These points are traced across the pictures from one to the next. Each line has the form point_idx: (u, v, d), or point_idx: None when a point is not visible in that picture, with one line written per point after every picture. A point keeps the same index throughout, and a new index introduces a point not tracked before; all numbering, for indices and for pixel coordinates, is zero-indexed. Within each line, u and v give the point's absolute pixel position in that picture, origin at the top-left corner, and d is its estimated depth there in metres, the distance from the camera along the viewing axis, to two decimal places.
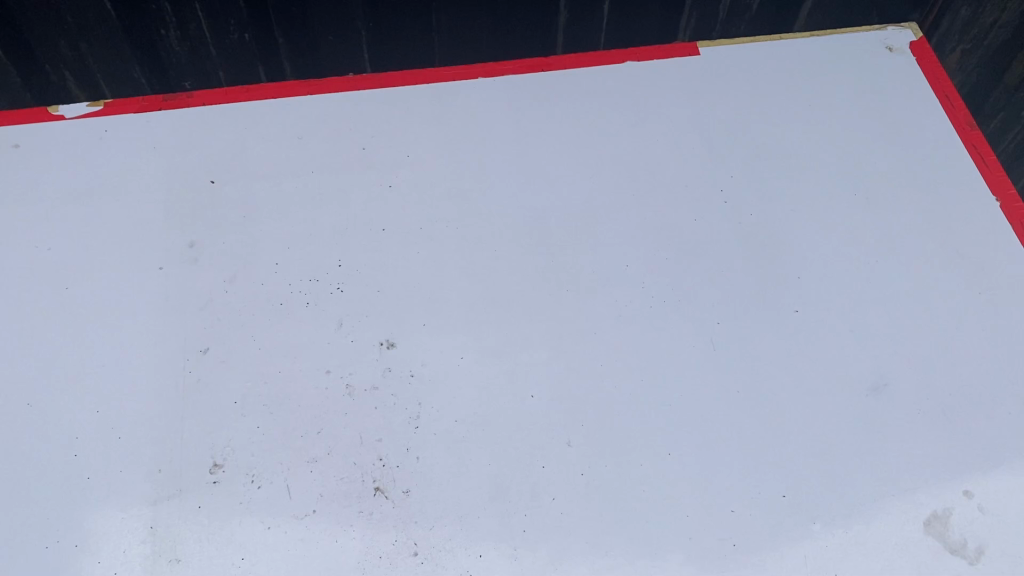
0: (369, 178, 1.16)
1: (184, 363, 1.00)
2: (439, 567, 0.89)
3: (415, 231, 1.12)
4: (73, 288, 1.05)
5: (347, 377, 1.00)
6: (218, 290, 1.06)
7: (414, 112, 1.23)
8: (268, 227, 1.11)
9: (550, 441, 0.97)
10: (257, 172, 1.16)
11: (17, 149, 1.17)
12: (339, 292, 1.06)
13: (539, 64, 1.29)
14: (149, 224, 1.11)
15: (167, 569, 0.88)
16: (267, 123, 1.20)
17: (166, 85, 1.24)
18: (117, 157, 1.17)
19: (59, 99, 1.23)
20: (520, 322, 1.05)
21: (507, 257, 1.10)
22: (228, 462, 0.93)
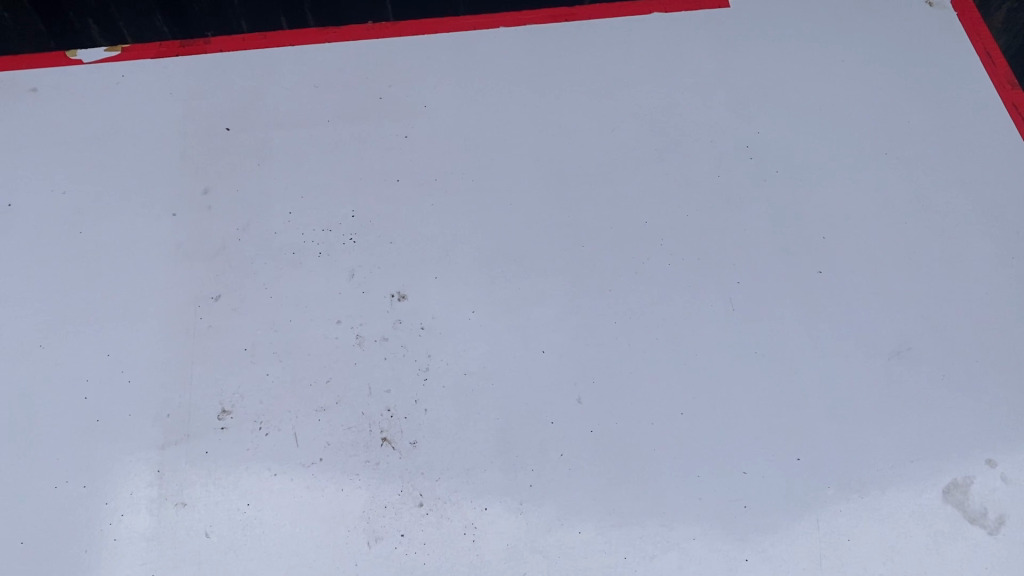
0: (385, 128, 1.14)
1: (195, 310, 1.00)
2: (443, 519, 0.88)
3: (430, 183, 1.10)
4: (87, 231, 1.05)
5: (358, 327, 0.99)
6: (231, 237, 1.05)
7: (433, 61, 1.20)
8: (282, 175, 1.10)
9: (561, 397, 0.95)
10: (273, 120, 1.15)
11: (35, 93, 1.17)
12: (352, 243, 1.05)
13: (562, 14, 1.25)
14: (164, 170, 1.10)
15: (173, 512, 0.88)
16: (284, 71, 1.19)
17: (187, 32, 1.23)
18: (133, 103, 1.16)
19: (83, 44, 1.23)
20: (534, 276, 1.03)
21: (523, 210, 1.08)
22: (237, 408, 0.93)
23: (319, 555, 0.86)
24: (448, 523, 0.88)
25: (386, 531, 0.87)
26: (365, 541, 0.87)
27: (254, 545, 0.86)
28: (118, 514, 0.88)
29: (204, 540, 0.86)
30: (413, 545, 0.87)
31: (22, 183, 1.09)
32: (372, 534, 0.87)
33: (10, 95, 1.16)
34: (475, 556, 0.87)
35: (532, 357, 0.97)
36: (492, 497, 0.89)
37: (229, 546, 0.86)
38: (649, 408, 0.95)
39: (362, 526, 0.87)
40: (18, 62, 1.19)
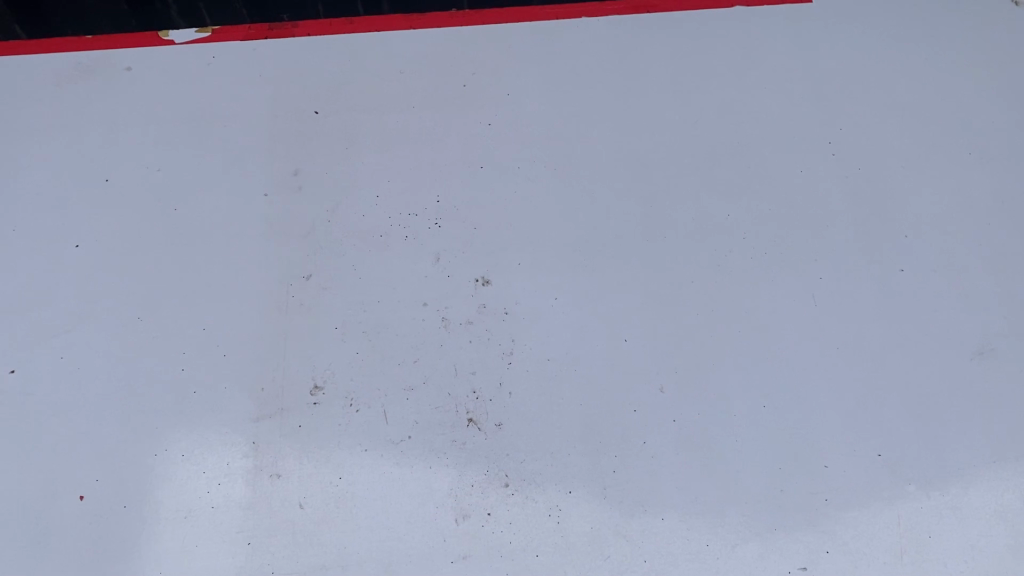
0: (469, 115, 1.16)
1: (287, 288, 1.02)
2: (529, 500, 0.90)
3: (514, 170, 1.12)
4: (182, 209, 1.08)
5: (443, 309, 1.01)
6: (320, 218, 1.07)
7: (517, 50, 1.21)
8: (369, 159, 1.12)
9: (644, 386, 0.96)
10: (360, 104, 1.17)
11: (129, 73, 1.19)
12: (437, 227, 1.07)
13: (645, 4, 1.25)
14: (255, 150, 1.13)
15: (268, 483, 0.90)
16: (370, 56, 1.21)
17: (266, 15, 1.24)
18: (224, 84, 1.18)
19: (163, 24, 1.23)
20: (617, 265, 1.04)
21: (605, 200, 1.09)
22: (328, 385, 0.96)
23: (408, 530, 0.88)
24: (533, 504, 0.90)
25: (473, 510, 0.90)
26: (453, 519, 0.89)
27: (346, 518, 0.89)
28: (216, 483, 0.91)
29: (298, 512, 0.89)
30: (499, 524, 0.89)
31: (118, 159, 1.12)
32: (459, 512, 0.89)
33: (104, 73, 1.19)
34: (560, 538, 0.89)
35: (615, 345, 0.99)
36: (576, 481, 0.91)
37: (322, 518, 0.89)
38: (731, 399, 0.96)
39: (450, 503, 0.90)
40: (111, 41, 1.22)
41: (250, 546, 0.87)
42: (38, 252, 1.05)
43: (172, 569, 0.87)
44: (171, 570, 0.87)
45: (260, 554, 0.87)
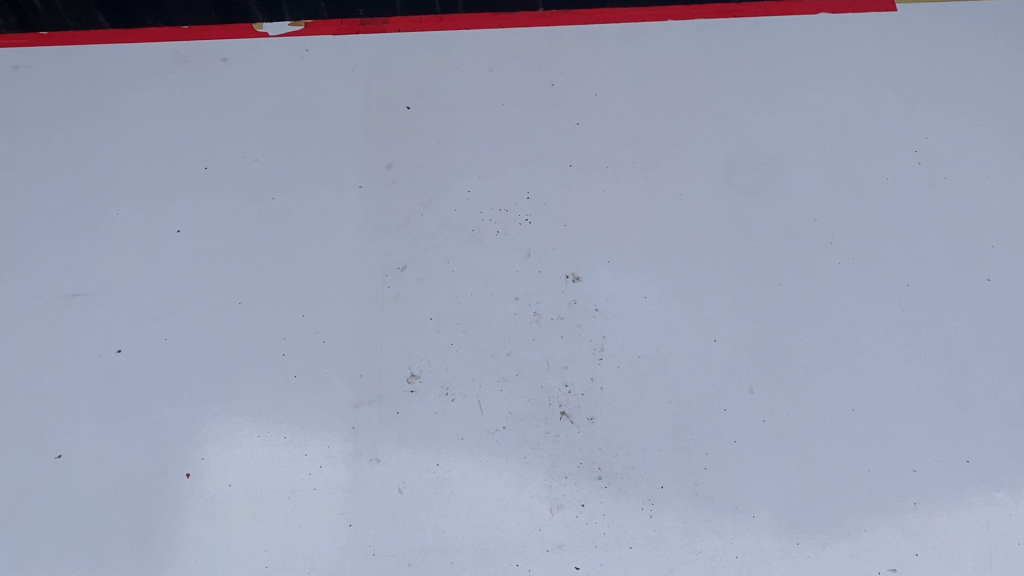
0: (557, 114, 1.18)
1: (383, 278, 1.05)
2: (622, 493, 0.92)
3: (602, 169, 1.13)
4: (279, 199, 1.11)
5: (535, 304, 1.03)
6: (414, 212, 1.10)
7: (604, 50, 1.23)
8: (460, 155, 1.15)
9: (734, 386, 0.98)
10: (450, 101, 1.19)
11: (226, 63, 1.22)
12: (528, 224, 1.09)
13: (730, 9, 1.27)
14: (349, 143, 1.15)
15: (368, 467, 0.93)
16: (459, 54, 1.23)
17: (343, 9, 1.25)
18: (318, 77, 1.21)
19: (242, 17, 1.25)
20: (706, 265, 1.06)
21: (693, 201, 1.11)
22: (424, 373, 0.98)
23: (505, 518, 0.91)
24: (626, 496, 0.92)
25: (567, 500, 0.92)
26: (548, 508, 0.91)
27: (444, 504, 0.91)
28: (317, 466, 0.93)
29: (398, 496, 0.91)
30: (593, 516, 0.91)
31: (215, 148, 1.15)
32: (554, 503, 0.92)
33: (201, 63, 1.22)
34: (652, 531, 0.90)
35: (704, 343, 1.00)
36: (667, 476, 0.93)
37: (422, 503, 0.91)
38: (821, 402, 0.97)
39: (545, 494, 0.92)
40: (207, 32, 1.25)
41: (351, 528, 0.90)
42: (141, 236, 1.08)
43: (275, 547, 0.89)
44: (274, 548, 0.89)
45: (362, 536, 0.90)
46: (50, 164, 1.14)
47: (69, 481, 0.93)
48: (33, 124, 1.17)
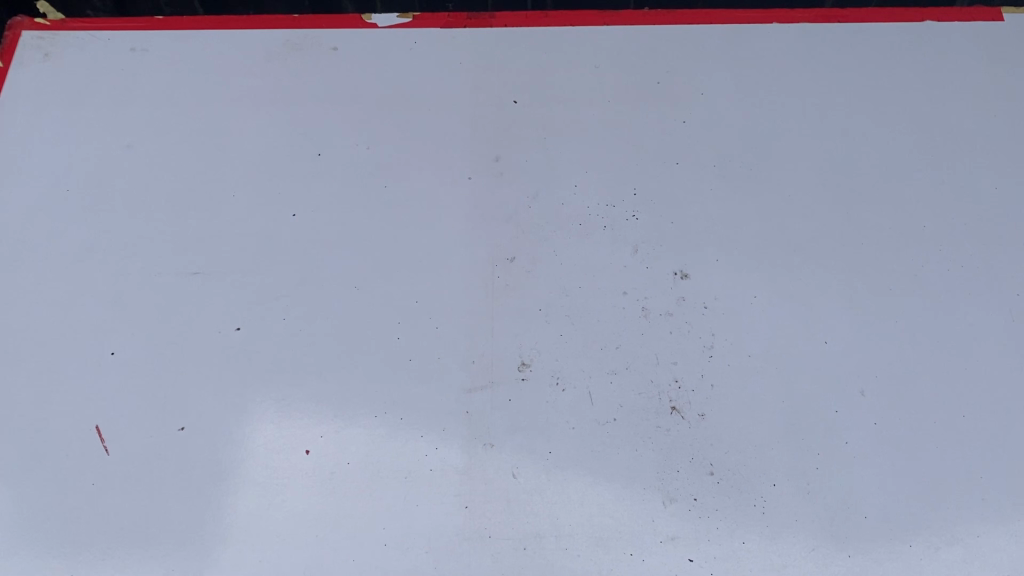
0: (664, 112, 1.19)
1: (493, 268, 1.06)
2: (734, 489, 0.93)
3: (709, 168, 1.14)
4: (390, 186, 1.13)
5: (643, 299, 1.04)
6: (522, 204, 1.11)
7: (709, 51, 1.24)
8: (567, 149, 1.16)
9: (844, 388, 0.99)
10: (557, 96, 1.21)
11: (336, 52, 1.25)
12: (635, 220, 1.10)
13: (834, 14, 1.27)
14: (458, 135, 1.17)
15: (483, 452, 0.95)
16: (565, 51, 1.24)
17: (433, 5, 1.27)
18: (426, 70, 1.23)
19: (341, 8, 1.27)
20: (816, 268, 1.06)
21: (802, 203, 1.11)
22: (535, 362, 1.00)
23: (620, 508, 0.92)
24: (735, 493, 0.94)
25: (679, 494, 0.93)
26: (661, 501, 0.93)
27: (559, 490, 0.93)
28: (433, 448, 0.95)
29: (513, 482, 0.93)
30: (706, 510, 0.93)
31: (327, 135, 1.18)
32: (666, 496, 0.93)
33: (311, 52, 1.25)
34: (765, 527, 0.92)
35: (812, 345, 1.01)
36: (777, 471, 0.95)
37: (536, 490, 0.93)
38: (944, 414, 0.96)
39: (657, 487, 0.93)
40: (317, 22, 1.28)
41: (467, 510, 0.92)
42: (257, 219, 1.11)
43: (393, 526, 0.91)
44: (392, 526, 0.91)
45: (478, 518, 0.92)
46: (168, 147, 1.18)
47: (191, 453, 0.95)
48: (152, 109, 1.21)
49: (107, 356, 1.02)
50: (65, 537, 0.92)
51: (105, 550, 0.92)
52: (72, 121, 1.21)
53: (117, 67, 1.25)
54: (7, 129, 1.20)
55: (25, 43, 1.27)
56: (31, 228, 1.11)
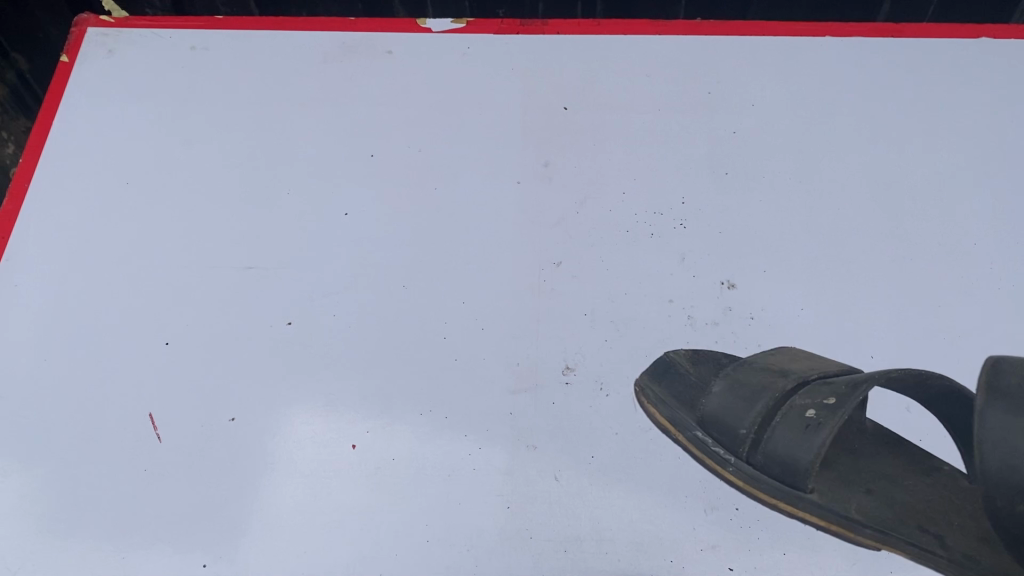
0: (714, 122, 1.20)
1: (540, 272, 1.07)
2: None
3: (758, 178, 1.15)
4: (441, 187, 1.15)
5: (689, 308, 1.04)
6: (569, 209, 1.12)
7: (762, 62, 1.26)
8: (616, 156, 1.17)
9: (891, 403, 0.98)
10: (608, 103, 1.22)
11: (391, 55, 1.29)
12: (682, 228, 1.10)
13: (889, 29, 1.29)
14: (508, 138, 1.19)
15: (526, 453, 0.95)
16: (616, 57, 1.27)
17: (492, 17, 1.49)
18: (478, 74, 1.25)
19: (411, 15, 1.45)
20: (864, 282, 1.06)
21: (851, 217, 1.11)
22: (579, 367, 1.00)
23: (661, 514, 0.92)
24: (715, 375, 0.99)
25: (721, 503, 0.93)
26: (703, 509, 0.92)
27: (600, 494, 0.94)
28: (477, 447, 0.96)
29: (553, 483, 0.94)
30: (747, 520, 0.92)
31: (380, 136, 1.20)
32: (708, 504, 0.93)
33: (368, 56, 1.28)
34: (807, 540, 0.91)
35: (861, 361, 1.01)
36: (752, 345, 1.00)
37: (577, 492, 0.94)
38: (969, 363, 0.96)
39: (700, 495, 0.93)
40: (373, 26, 1.32)
41: (509, 509, 0.93)
42: (310, 216, 1.13)
43: (435, 522, 0.92)
44: (435, 523, 0.92)
45: (519, 518, 0.92)
46: (225, 144, 1.21)
47: (239, 443, 0.97)
48: (210, 106, 1.24)
49: (162, 345, 1.04)
50: (117, 521, 0.94)
51: (155, 536, 0.93)
52: (134, 117, 1.24)
53: (179, 66, 1.29)
54: (71, 122, 1.24)
55: (90, 40, 1.33)
56: (92, 219, 1.15)
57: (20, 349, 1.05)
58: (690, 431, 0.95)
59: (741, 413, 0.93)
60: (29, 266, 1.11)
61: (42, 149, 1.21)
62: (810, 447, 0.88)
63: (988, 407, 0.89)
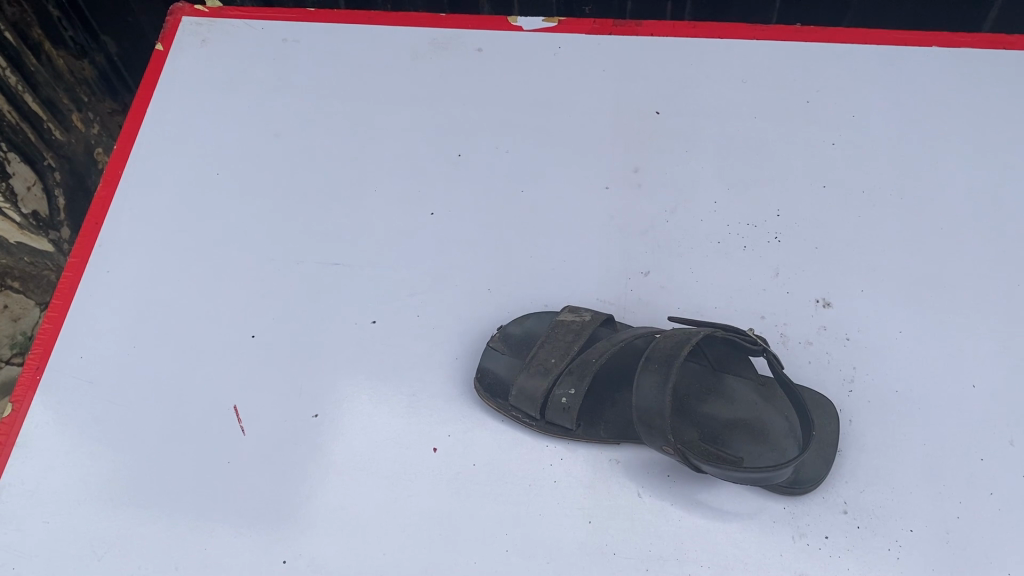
0: (810, 134, 1.19)
1: (626, 282, 1.06)
2: (870, 531, 0.89)
3: (858, 194, 1.13)
4: (527, 191, 1.15)
5: (782, 326, 1.02)
6: (659, 218, 1.11)
7: (863, 71, 1.25)
8: (708, 166, 1.16)
9: (992, 434, 0.95)
10: (701, 111, 1.21)
11: (481, 54, 1.28)
12: (778, 242, 1.09)
13: (1001, 40, 1.27)
14: (599, 144, 1.18)
15: (609, 465, 0.94)
16: (709, 64, 1.26)
17: None
18: (570, 77, 1.25)
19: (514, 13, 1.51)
20: (963, 305, 1.04)
21: (954, 238, 1.09)
22: None
23: (746, 538, 0.89)
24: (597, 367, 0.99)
25: (810, 530, 0.89)
26: (790, 535, 0.89)
27: (685, 515, 0.91)
28: (559, 458, 0.95)
29: (636, 499, 0.92)
30: (837, 549, 0.88)
31: (470, 136, 1.20)
32: (796, 530, 0.89)
33: (459, 54, 1.28)
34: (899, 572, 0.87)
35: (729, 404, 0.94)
36: (543, 325, 1.01)
37: (660, 510, 0.91)
38: (753, 331, 0.98)
39: (786, 520, 0.90)
40: (466, 21, 1.32)
41: (591, 524, 0.90)
42: (398, 215, 1.14)
43: (515, 532, 0.90)
44: (515, 533, 0.90)
45: (601, 532, 0.90)
46: (316, 139, 1.22)
47: (323, 437, 0.97)
48: (301, 100, 1.26)
49: (248, 338, 1.05)
50: (197, 511, 0.94)
51: (236, 529, 0.92)
52: (226, 109, 1.25)
53: (272, 59, 1.30)
54: (163, 110, 1.25)
55: (183, 29, 1.34)
56: (184, 209, 1.16)
57: (110, 334, 1.06)
58: (506, 403, 0.96)
59: (531, 387, 0.93)
60: (122, 252, 1.12)
61: (137, 135, 1.22)
62: (575, 397, 0.91)
63: (639, 428, 0.89)
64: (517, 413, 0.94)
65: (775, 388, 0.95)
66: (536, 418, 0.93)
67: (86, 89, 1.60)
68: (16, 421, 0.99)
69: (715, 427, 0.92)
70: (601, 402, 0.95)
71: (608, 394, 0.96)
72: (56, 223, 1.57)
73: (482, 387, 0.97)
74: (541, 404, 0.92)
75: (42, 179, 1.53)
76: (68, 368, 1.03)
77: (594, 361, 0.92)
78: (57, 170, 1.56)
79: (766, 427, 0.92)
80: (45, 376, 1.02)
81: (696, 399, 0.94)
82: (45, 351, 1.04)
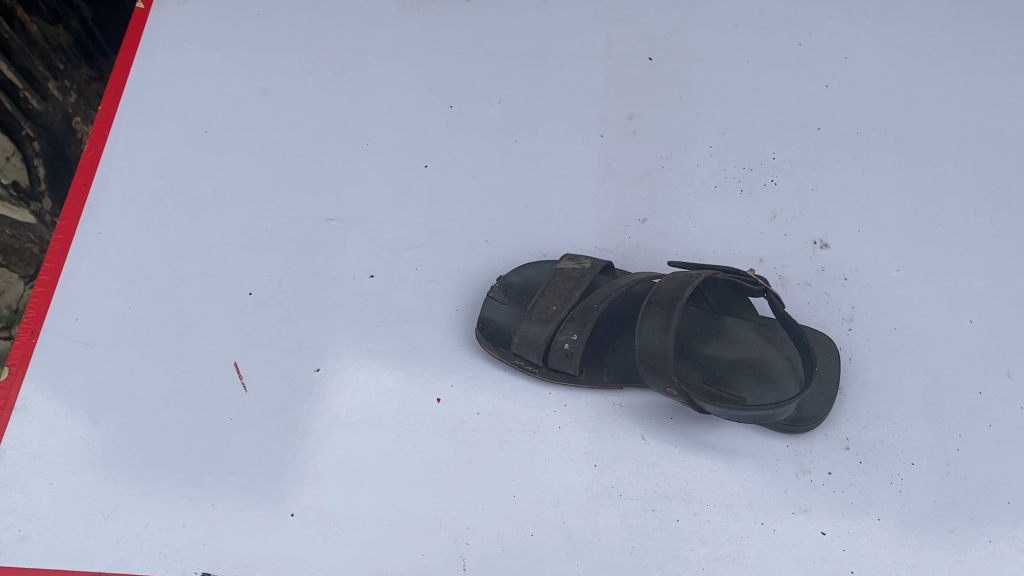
0: (803, 76, 1.18)
1: (623, 229, 1.06)
2: (872, 466, 0.90)
3: (852, 135, 1.13)
4: (522, 141, 1.14)
5: (781, 268, 1.02)
6: (655, 164, 1.10)
7: (854, 12, 1.24)
8: (702, 111, 1.15)
9: (989, 368, 0.96)
10: (694, 56, 1.20)
11: (469, 4, 1.27)
12: (773, 185, 1.09)
13: None
14: (592, 93, 1.17)
15: (613, 410, 0.95)
16: (700, 8, 1.25)
17: None
18: (561, 26, 1.24)
19: None
20: (959, 243, 1.05)
21: (948, 176, 1.10)
22: None
23: (751, 476, 0.90)
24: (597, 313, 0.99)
25: (813, 467, 0.90)
26: (794, 472, 0.90)
27: (689, 456, 0.92)
28: (562, 404, 0.95)
29: (640, 441, 0.92)
30: (840, 484, 0.89)
31: (462, 87, 1.19)
32: (800, 468, 0.90)
33: (448, 5, 1.27)
34: (901, 504, 0.88)
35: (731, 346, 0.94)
36: (543, 274, 1.00)
37: (664, 452, 0.92)
38: (753, 272, 0.98)
39: (790, 458, 0.91)
40: None
41: (596, 467, 0.91)
42: (393, 169, 1.13)
43: (522, 478, 0.91)
44: (521, 478, 0.91)
45: (607, 475, 0.91)
46: (305, 94, 1.20)
47: (325, 392, 0.97)
48: (288, 55, 1.24)
49: (245, 295, 1.04)
50: (202, 467, 0.93)
51: (242, 484, 0.92)
52: (211, 66, 1.23)
53: (257, 14, 1.28)
54: (146, 68, 1.22)
55: None
56: (174, 169, 1.14)
57: (104, 297, 1.05)
58: (508, 351, 0.95)
59: (532, 335, 0.92)
60: (112, 213, 1.11)
61: (121, 96, 1.19)
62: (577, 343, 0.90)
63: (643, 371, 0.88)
64: (520, 360, 0.94)
65: (775, 328, 0.96)
66: (540, 365, 0.93)
67: (62, 56, 1.56)
68: (14, 385, 0.98)
69: (718, 368, 0.92)
70: (604, 348, 0.95)
71: (610, 339, 0.96)
72: (37, 193, 1.51)
73: (483, 337, 0.96)
74: (544, 350, 0.92)
75: (20, 148, 1.50)
76: (64, 332, 1.02)
77: (596, 307, 0.92)
78: (35, 139, 1.52)
79: (767, 366, 0.93)
80: (40, 340, 1.01)
81: (698, 341, 0.95)
82: (39, 315, 1.03)
